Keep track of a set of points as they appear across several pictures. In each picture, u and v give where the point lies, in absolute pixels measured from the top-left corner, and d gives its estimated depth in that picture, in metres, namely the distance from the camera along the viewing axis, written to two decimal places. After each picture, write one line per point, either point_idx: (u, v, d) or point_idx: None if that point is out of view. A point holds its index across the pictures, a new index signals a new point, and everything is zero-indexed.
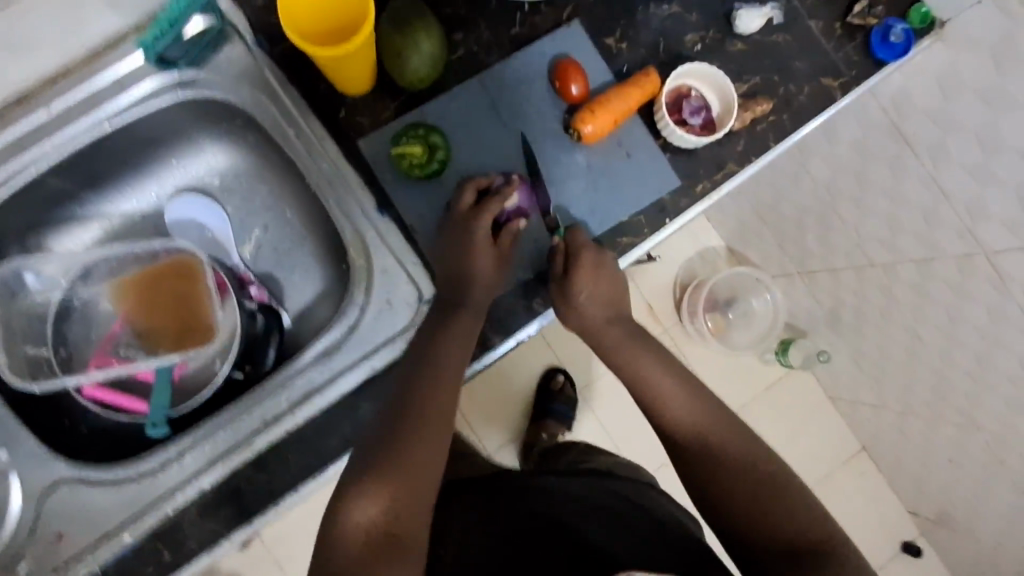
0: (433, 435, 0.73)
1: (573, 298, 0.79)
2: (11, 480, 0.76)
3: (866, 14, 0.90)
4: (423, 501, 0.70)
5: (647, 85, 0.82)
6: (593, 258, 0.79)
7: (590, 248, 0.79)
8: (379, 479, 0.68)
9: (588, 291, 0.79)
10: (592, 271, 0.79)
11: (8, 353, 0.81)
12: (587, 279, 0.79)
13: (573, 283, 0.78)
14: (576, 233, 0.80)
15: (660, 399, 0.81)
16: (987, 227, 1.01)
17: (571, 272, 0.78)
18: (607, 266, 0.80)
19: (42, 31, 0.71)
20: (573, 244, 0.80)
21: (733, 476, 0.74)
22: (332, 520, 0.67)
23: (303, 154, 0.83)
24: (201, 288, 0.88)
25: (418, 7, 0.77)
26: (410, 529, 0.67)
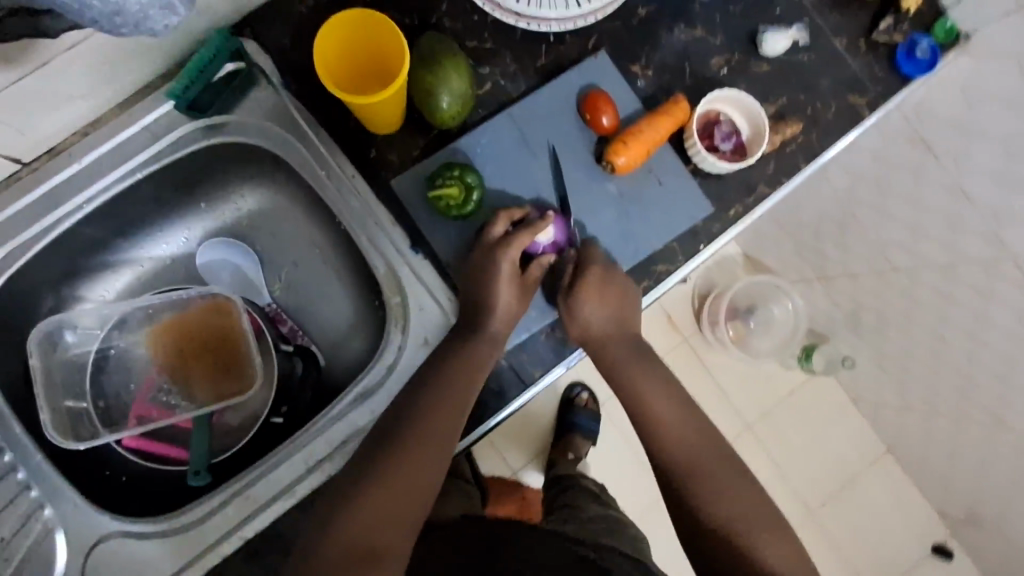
0: (436, 459, 0.71)
1: (577, 310, 0.78)
2: (57, 537, 0.76)
3: (891, 31, 0.89)
4: (409, 520, 0.68)
5: (677, 113, 0.82)
6: (600, 273, 0.79)
7: (600, 263, 0.79)
8: (375, 488, 0.68)
9: (595, 302, 0.78)
10: (599, 283, 0.78)
11: (52, 409, 0.81)
12: (593, 292, 0.78)
13: (578, 295, 0.78)
14: (589, 250, 0.81)
15: (661, 424, 0.79)
16: (1014, 231, 1.00)
17: (577, 283, 0.78)
18: (617, 280, 0.80)
19: (75, 88, 0.71)
20: (583, 257, 0.80)
21: (725, 511, 0.73)
22: (324, 527, 0.67)
23: (333, 193, 0.83)
24: (238, 333, 0.90)
25: (447, 45, 0.78)
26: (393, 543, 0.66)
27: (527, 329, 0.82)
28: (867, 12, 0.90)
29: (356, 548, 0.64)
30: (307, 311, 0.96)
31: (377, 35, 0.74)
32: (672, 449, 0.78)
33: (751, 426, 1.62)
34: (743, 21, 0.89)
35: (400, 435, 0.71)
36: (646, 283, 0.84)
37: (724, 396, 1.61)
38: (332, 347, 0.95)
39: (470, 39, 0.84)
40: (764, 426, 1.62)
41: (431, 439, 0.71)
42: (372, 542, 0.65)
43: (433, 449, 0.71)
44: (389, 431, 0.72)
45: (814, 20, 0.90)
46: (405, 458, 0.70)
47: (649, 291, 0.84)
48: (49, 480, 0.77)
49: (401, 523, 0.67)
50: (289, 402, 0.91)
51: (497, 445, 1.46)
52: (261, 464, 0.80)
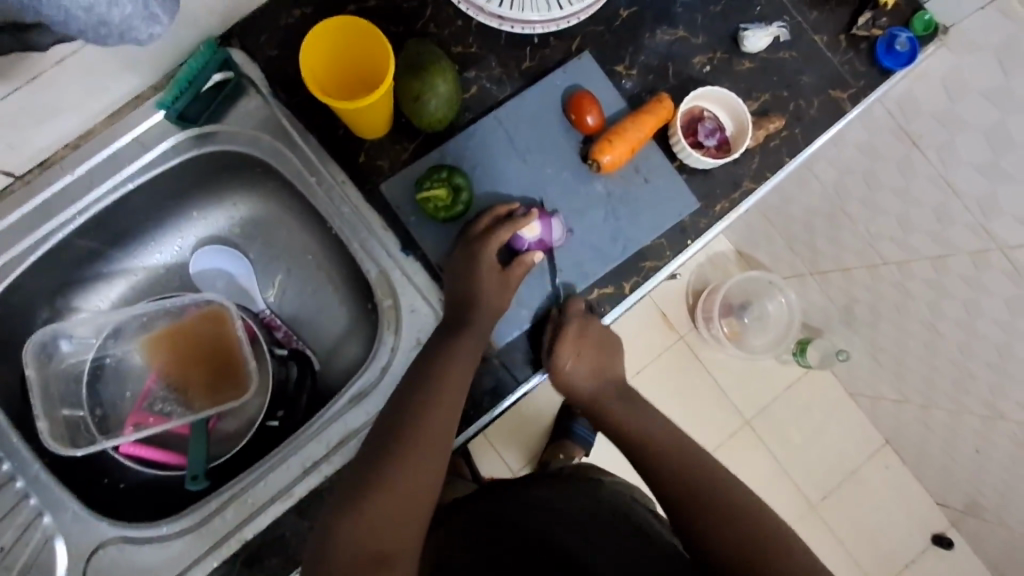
0: (433, 456, 0.71)
1: (558, 365, 0.80)
2: (55, 546, 0.76)
3: (870, 26, 0.91)
4: (416, 522, 0.68)
5: (660, 111, 0.83)
6: (578, 331, 0.79)
7: (577, 321, 0.80)
8: (377, 498, 0.67)
9: (570, 362, 0.80)
10: (579, 339, 0.79)
11: (50, 419, 0.82)
12: (572, 348, 0.79)
13: (558, 350, 0.79)
14: (570, 305, 0.82)
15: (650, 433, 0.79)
16: (1001, 222, 1.00)
17: (554, 341, 0.79)
18: (592, 338, 0.80)
19: (65, 102, 0.73)
20: (564, 312, 0.81)
21: (720, 505, 0.70)
22: (328, 537, 0.66)
23: (324, 201, 0.84)
24: (234, 339, 0.90)
25: (432, 51, 0.78)
26: (401, 550, 0.66)
27: (517, 326, 0.84)
28: (845, 9, 0.92)
29: (363, 555, 0.64)
30: (302, 316, 0.97)
31: (364, 43, 0.75)
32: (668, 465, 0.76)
33: (748, 421, 1.63)
34: (724, 21, 0.90)
35: (388, 435, 0.72)
36: (634, 279, 0.85)
37: (721, 392, 1.62)
38: (328, 352, 0.96)
39: (456, 45, 0.85)
40: (762, 421, 1.63)
41: (426, 434, 0.72)
42: (382, 545, 0.65)
43: (432, 444, 0.72)
44: (382, 435, 0.72)
45: (793, 17, 0.91)
46: (400, 456, 0.70)
47: (637, 288, 0.85)
48: (47, 490, 0.78)
49: (408, 519, 0.68)
50: (285, 407, 0.92)
51: (494, 444, 1.47)
52: (257, 467, 0.80)
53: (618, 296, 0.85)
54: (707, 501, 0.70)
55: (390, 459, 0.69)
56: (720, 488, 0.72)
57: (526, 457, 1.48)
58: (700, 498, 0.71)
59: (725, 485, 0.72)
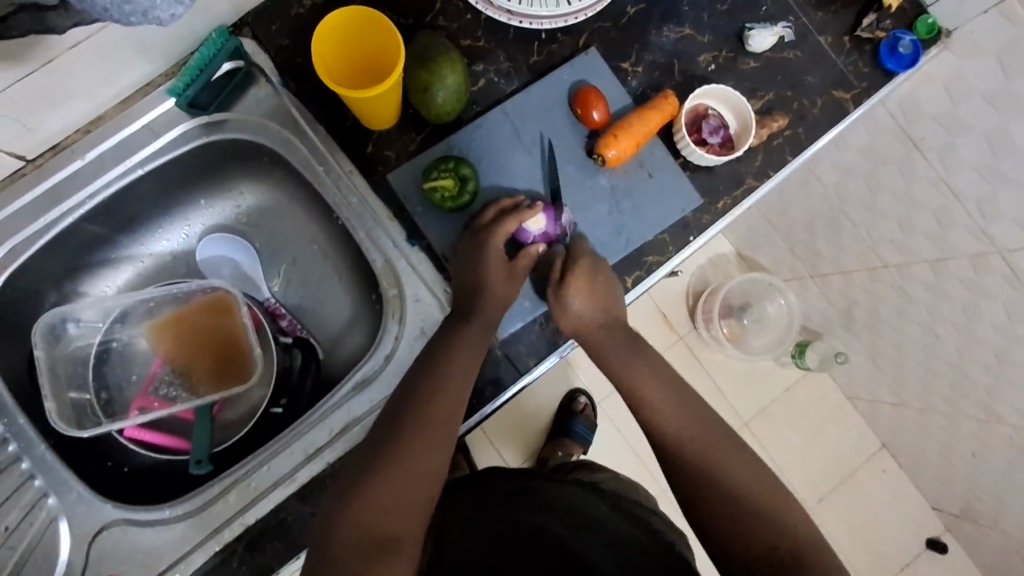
0: (438, 444, 0.71)
1: (566, 304, 0.79)
2: (59, 527, 0.77)
3: (874, 28, 0.92)
4: (418, 507, 0.67)
5: (666, 107, 0.84)
6: (588, 268, 0.81)
7: (587, 258, 0.81)
8: (380, 487, 0.67)
9: (583, 297, 0.79)
10: (586, 279, 0.80)
11: (57, 400, 0.83)
12: (581, 288, 0.80)
13: (567, 288, 0.79)
14: (578, 247, 0.82)
15: (658, 423, 0.77)
16: (1000, 225, 1.01)
17: (566, 276, 0.80)
18: (603, 275, 0.81)
19: (78, 87, 0.73)
20: (572, 253, 0.82)
21: (728, 507, 0.71)
22: (333, 526, 0.65)
23: (332, 191, 0.85)
24: (239, 326, 0.91)
25: (441, 43, 0.79)
26: (405, 531, 0.65)
27: (522, 318, 0.84)
28: (850, 10, 0.93)
29: (369, 535, 0.64)
30: (306, 305, 0.98)
31: (375, 34, 0.76)
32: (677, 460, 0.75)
33: (747, 422, 1.63)
34: (730, 20, 0.91)
35: (392, 422, 0.72)
36: (636, 273, 0.86)
37: (719, 392, 1.63)
38: (331, 341, 0.97)
39: (464, 38, 0.86)
40: (760, 422, 1.64)
41: (430, 421, 0.72)
42: (385, 530, 0.64)
43: (438, 432, 0.72)
44: (387, 422, 0.73)
45: (798, 18, 0.92)
46: (406, 443, 0.70)
47: (639, 283, 0.86)
48: (52, 471, 0.79)
49: (413, 505, 0.67)
50: (289, 394, 0.92)
51: (494, 441, 1.48)
52: (262, 451, 0.81)
53: (620, 290, 0.86)
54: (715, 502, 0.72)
55: (395, 447, 0.69)
56: (729, 485, 0.72)
57: (525, 454, 1.49)
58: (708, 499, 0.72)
59: (734, 479, 0.72)
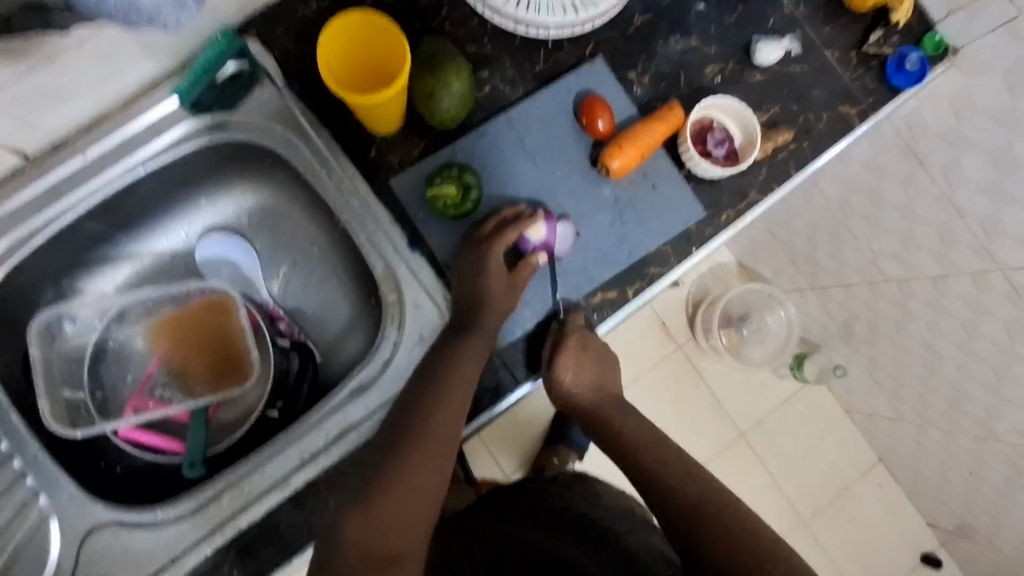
0: (437, 456, 0.71)
1: (558, 382, 0.82)
2: (50, 526, 0.77)
3: (881, 43, 0.92)
4: (420, 523, 0.68)
5: (671, 119, 0.84)
6: (578, 344, 0.80)
7: (577, 334, 0.81)
8: (379, 502, 0.67)
9: (570, 374, 0.81)
10: (576, 359, 0.81)
11: (51, 400, 0.82)
12: (571, 365, 0.81)
13: (558, 370, 0.81)
14: (571, 318, 0.82)
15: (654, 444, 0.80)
16: (1003, 244, 1.01)
17: (555, 356, 0.80)
18: (592, 350, 0.82)
19: (82, 84, 0.73)
20: (563, 330, 0.81)
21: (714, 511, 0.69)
22: (334, 540, 0.65)
23: (332, 194, 0.83)
24: (236, 329, 0.92)
25: (448, 50, 0.79)
26: (406, 546, 0.66)
27: (521, 327, 0.84)
28: (858, 25, 0.93)
29: (370, 556, 0.64)
30: (304, 308, 0.97)
31: (382, 38, 0.76)
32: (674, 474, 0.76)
33: (744, 432, 1.63)
34: (737, 32, 0.91)
35: (390, 432, 0.73)
36: (637, 284, 0.85)
37: (717, 403, 1.62)
38: (329, 345, 0.96)
39: (471, 44, 0.86)
40: (757, 433, 1.63)
41: (428, 433, 0.72)
42: (387, 547, 0.65)
43: (437, 444, 0.72)
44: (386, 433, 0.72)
45: (805, 32, 0.92)
46: (406, 458, 0.70)
47: (640, 293, 0.85)
48: (43, 469, 0.78)
49: (414, 520, 0.68)
50: (284, 397, 0.91)
51: (490, 448, 1.47)
52: (255, 455, 0.80)
53: (621, 300, 0.85)
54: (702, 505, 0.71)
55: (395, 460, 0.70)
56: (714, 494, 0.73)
57: (520, 460, 1.48)
58: (693, 507, 0.71)
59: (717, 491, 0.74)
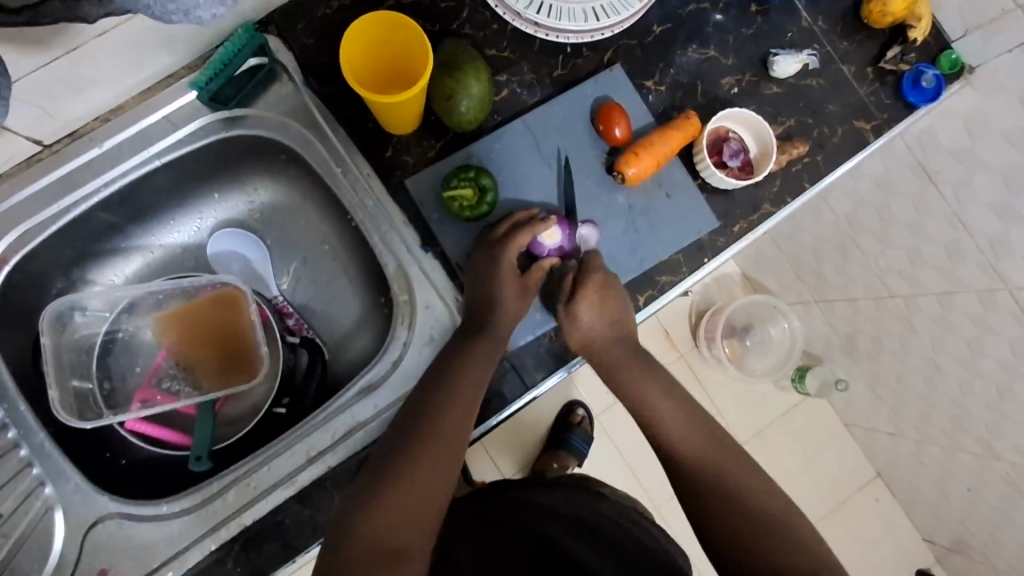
0: (447, 461, 0.71)
1: (576, 317, 0.80)
2: (54, 516, 0.77)
3: (897, 61, 0.93)
4: (427, 521, 0.68)
5: (687, 128, 0.84)
6: (600, 284, 0.80)
7: (600, 274, 0.81)
8: (386, 500, 0.67)
9: (593, 312, 0.80)
10: (598, 293, 0.80)
11: (60, 389, 0.82)
12: (592, 300, 0.80)
13: (578, 302, 0.79)
14: (590, 258, 0.82)
15: (672, 443, 0.79)
16: (1011, 263, 1.00)
17: (576, 292, 0.80)
18: (615, 291, 0.81)
19: (102, 75, 0.73)
20: (585, 264, 0.81)
21: (732, 509, 0.72)
22: (342, 539, 0.65)
23: (348, 192, 0.84)
24: (247, 323, 0.90)
25: (468, 53, 0.80)
26: (412, 543, 0.66)
27: (532, 331, 0.84)
28: (875, 41, 0.93)
29: (378, 548, 0.64)
30: (314, 305, 0.97)
31: (403, 39, 0.76)
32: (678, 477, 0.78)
33: (743, 444, 1.63)
34: (755, 45, 0.91)
35: (399, 433, 0.73)
36: (647, 293, 0.86)
37: (718, 413, 1.63)
38: (337, 343, 0.96)
39: (490, 47, 0.86)
40: (757, 444, 1.64)
41: (438, 435, 0.72)
42: (393, 543, 0.65)
43: (445, 446, 0.72)
44: (398, 436, 0.73)
45: (823, 46, 0.92)
46: (414, 458, 0.70)
47: (651, 302, 0.86)
48: (49, 459, 0.78)
49: (422, 521, 0.68)
50: (292, 395, 0.91)
51: (489, 450, 1.47)
52: (257, 454, 0.81)
53: (632, 308, 0.85)
54: (719, 501, 0.73)
55: (404, 459, 0.70)
56: (721, 473, 0.76)
57: (519, 462, 1.48)
58: (699, 488, 0.76)
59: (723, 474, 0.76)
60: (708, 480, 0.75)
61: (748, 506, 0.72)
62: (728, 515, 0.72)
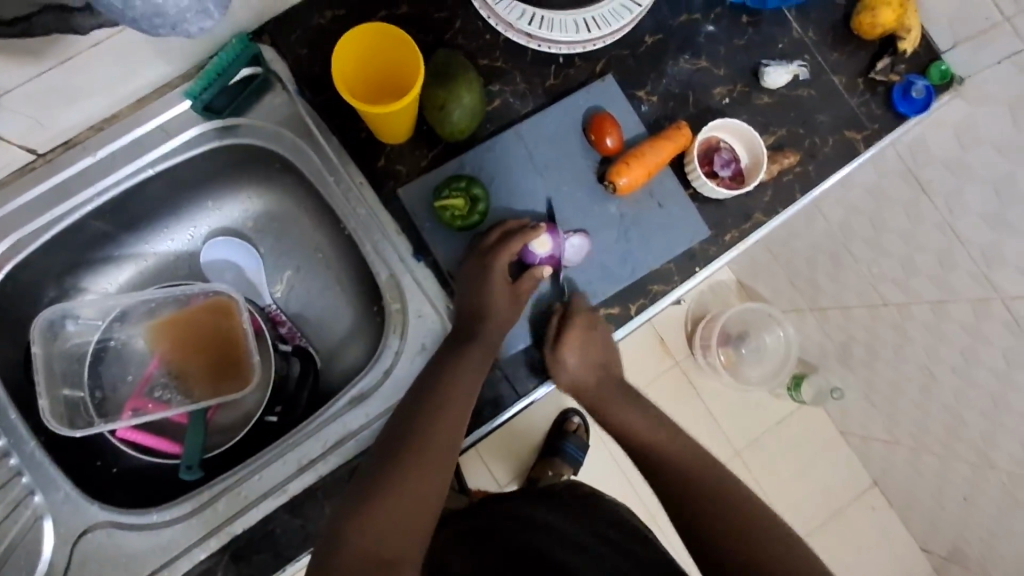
0: (437, 471, 0.71)
1: (563, 363, 0.81)
2: (43, 525, 0.76)
3: (888, 71, 0.93)
4: (418, 529, 0.67)
5: (679, 138, 0.85)
6: (584, 327, 0.82)
7: (584, 318, 0.82)
8: (378, 511, 0.66)
9: (579, 356, 0.82)
10: (584, 338, 0.81)
11: (52, 398, 0.82)
12: (578, 345, 0.81)
13: (563, 348, 0.81)
14: (576, 303, 0.83)
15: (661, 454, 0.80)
16: (1003, 273, 1.01)
17: (562, 337, 0.81)
18: (600, 334, 0.83)
19: (96, 85, 0.74)
20: (570, 310, 0.83)
21: (708, 502, 0.75)
22: (332, 548, 0.65)
23: (341, 202, 0.85)
24: (240, 333, 0.90)
25: (461, 62, 0.80)
26: (402, 551, 0.65)
27: (522, 340, 0.85)
28: (865, 52, 0.94)
29: (369, 557, 0.63)
30: (307, 313, 0.98)
31: (395, 50, 0.77)
32: (669, 485, 0.78)
33: (739, 452, 1.63)
34: (747, 55, 0.92)
35: (391, 443, 0.73)
36: (639, 301, 0.86)
37: (714, 421, 1.62)
38: (330, 351, 0.96)
39: (482, 58, 0.86)
40: (752, 453, 1.63)
41: (430, 445, 0.72)
42: (385, 551, 0.64)
43: (437, 456, 0.72)
44: (389, 445, 0.73)
45: (813, 57, 0.93)
46: (407, 469, 0.70)
47: (643, 311, 0.86)
48: (39, 468, 0.78)
49: (414, 531, 0.67)
50: (284, 403, 0.91)
51: (484, 457, 1.46)
52: (246, 463, 0.80)
53: (623, 317, 0.85)
54: (691, 497, 0.76)
55: (396, 469, 0.70)
56: (693, 468, 0.79)
57: (515, 471, 1.48)
58: (672, 488, 0.78)
59: (693, 476, 0.78)
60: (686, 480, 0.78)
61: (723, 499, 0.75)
62: (701, 504, 0.75)
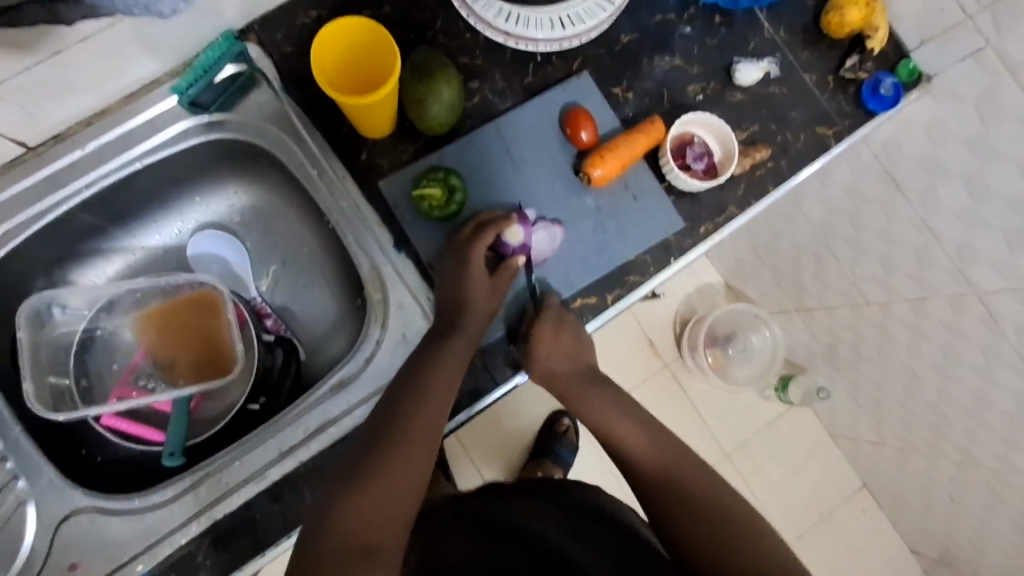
0: (417, 457, 0.72)
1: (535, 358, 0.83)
2: (27, 510, 0.78)
3: (857, 69, 0.96)
4: (400, 516, 0.69)
5: (652, 132, 0.87)
6: (554, 322, 0.83)
7: (554, 312, 0.84)
8: (359, 496, 0.68)
9: (552, 350, 0.83)
10: (555, 332, 0.83)
11: (36, 382, 0.84)
12: (548, 341, 0.83)
13: (533, 343, 0.83)
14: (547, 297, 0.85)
15: (639, 447, 0.82)
16: (978, 269, 1.04)
17: (532, 335, 0.83)
18: (570, 326, 0.84)
19: (85, 79, 0.76)
20: (540, 307, 0.85)
21: (695, 511, 0.74)
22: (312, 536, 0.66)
23: (325, 195, 0.87)
24: (222, 324, 0.92)
25: (440, 59, 0.83)
26: (385, 538, 0.66)
27: (499, 328, 0.87)
28: (836, 51, 0.97)
29: (352, 542, 0.65)
30: (292, 307, 0.99)
31: (374, 46, 0.80)
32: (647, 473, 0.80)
33: (729, 454, 1.63)
34: (720, 54, 0.95)
35: (370, 430, 0.74)
36: (615, 291, 0.88)
37: (703, 422, 1.63)
38: (314, 344, 0.98)
39: (462, 56, 0.89)
40: (741, 454, 1.64)
41: (408, 432, 0.73)
42: (366, 537, 0.65)
43: (415, 441, 0.73)
44: (369, 431, 0.74)
45: (784, 55, 0.96)
46: (386, 454, 0.71)
47: (620, 300, 0.88)
48: (24, 454, 0.79)
49: (396, 517, 0.68)
50: (267, 393, 0.93)
51: (469, 450, 1.47)
52: (228, 451, 0.82)
53: (600, 307, 0.87)
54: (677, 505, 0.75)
55: (374, 454, 0.71)
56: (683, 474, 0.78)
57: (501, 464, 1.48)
58: (657, 493, 0.78)
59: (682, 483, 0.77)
60: (663, 478, 0.78)
61: (711, 509, 0.74)
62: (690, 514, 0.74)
